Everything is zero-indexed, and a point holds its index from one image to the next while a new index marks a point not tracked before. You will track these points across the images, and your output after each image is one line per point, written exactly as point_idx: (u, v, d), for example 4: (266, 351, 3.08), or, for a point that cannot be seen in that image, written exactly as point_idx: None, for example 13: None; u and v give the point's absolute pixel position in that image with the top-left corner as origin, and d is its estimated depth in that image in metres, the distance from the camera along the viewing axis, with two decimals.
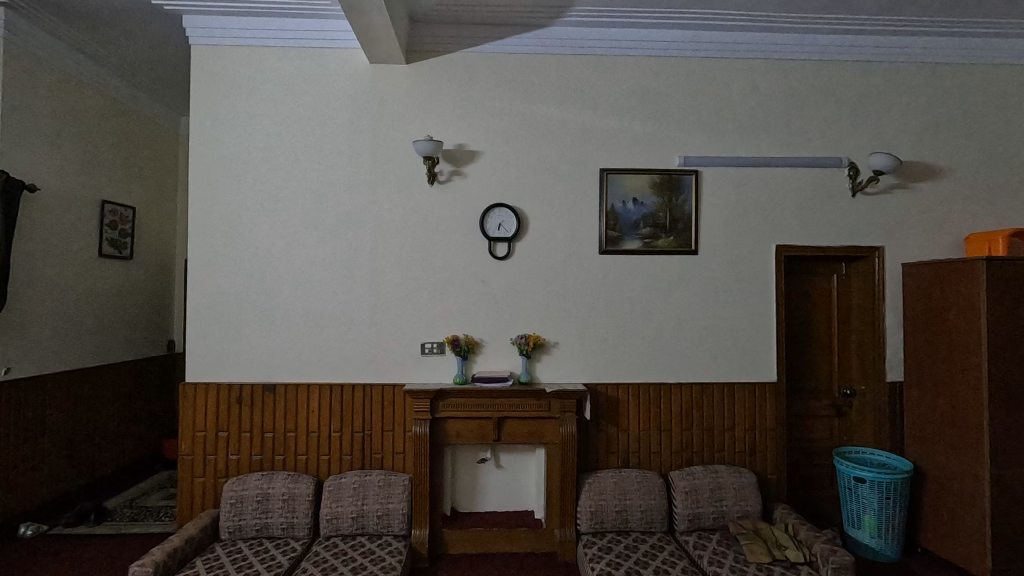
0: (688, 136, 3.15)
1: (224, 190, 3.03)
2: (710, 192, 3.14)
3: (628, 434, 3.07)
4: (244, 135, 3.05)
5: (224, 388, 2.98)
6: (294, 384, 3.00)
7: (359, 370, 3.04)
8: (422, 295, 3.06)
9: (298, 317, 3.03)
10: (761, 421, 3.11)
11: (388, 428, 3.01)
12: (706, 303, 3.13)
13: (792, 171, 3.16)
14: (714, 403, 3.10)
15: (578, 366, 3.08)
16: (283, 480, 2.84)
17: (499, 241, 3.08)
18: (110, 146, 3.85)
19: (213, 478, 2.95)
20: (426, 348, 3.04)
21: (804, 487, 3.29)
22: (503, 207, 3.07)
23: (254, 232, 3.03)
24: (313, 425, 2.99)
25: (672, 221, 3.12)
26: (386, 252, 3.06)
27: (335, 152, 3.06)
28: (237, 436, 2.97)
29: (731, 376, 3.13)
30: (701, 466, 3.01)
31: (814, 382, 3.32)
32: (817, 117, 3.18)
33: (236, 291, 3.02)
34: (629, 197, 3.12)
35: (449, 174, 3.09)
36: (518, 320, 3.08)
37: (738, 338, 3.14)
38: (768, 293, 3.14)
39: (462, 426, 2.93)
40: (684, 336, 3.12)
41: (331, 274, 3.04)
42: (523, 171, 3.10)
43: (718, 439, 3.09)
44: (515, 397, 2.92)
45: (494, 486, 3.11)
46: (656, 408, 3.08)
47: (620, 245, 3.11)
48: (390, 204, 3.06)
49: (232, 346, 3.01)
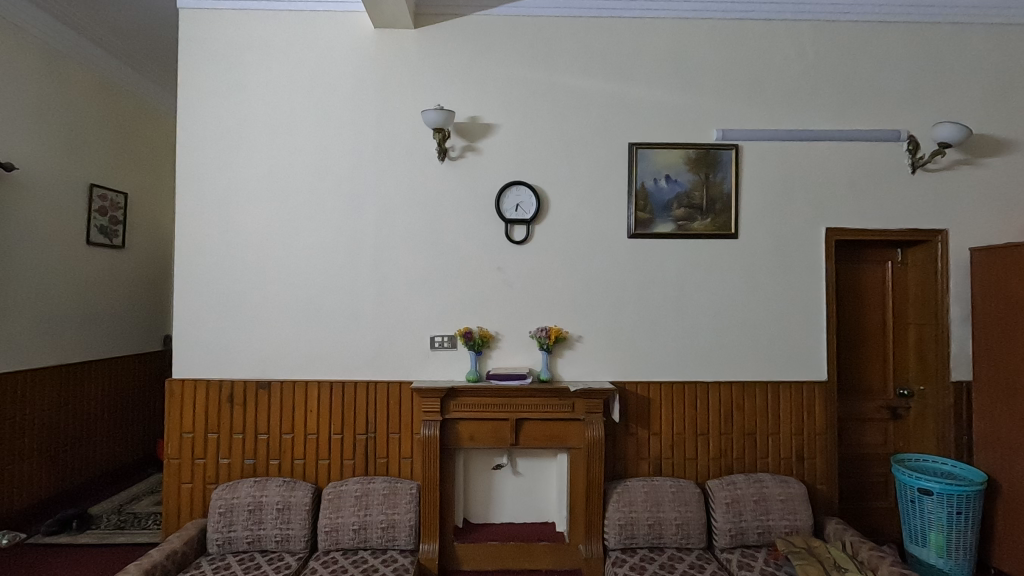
0: (727, 107, 2.83)
1: (215, 168, 2.76)
2: (751, 170, 2.82)
3: (660, 439, 2.75)
4: (236, 107, 2.77)
5: (214, 385, 2.71)
6: (290, 382, 2.73)
7: (362, 366, 2.75)
8: (431, 284, 2.77)
9: (296, 308, 2.75)
10: (809, 425, 2.78)
11: (394, 430, 2.72)
12: (747, 294, 2.81)
13: (844, 146, 2.83)
14: (756, 404, 2.77)
15: (604, 363, 2.78)
16: (277, 488, 2.57)
17: (517, 223, 2.78)
18: (99, 127, 3.61)
19: (202, 484, 2.68)
20: (436, 343, 2.75)
21: (857, 499, 2.94)
22: (522, 185, 2.77)
23: (248, 215, 2.76)
24: (312, 426, 2.71)
25: (709, 201, 2.80)
26: (393, 236, 2.77)
27: (336, 126, 2.78)
28: (228, 438, 2.70)
29: (775, 374, 2.80)
30: (743, 475, 2.69)
31: (866, 382, 2.98)
32: (871, 86, 2.84)
33: (228, 279, 2.74)
34: (660, 174, 2.80)
35: (461, 150, 2.79)
36: (537, 311, 2.78)
37: (783, 333, 2.81)
38: (817, 281, 2.81)
39: (476, 429, 2.63)
40: (722, 331, 2.80)
41: (333, 261, 2.76)
42: (543, 147, 2.80)
43: (762, 444, 2.77)
44: (535, 397, 2.62)
45: (511, 495, 2.81)
46: (692, 409, 2.76)
47: (651, 229, 2.79)
48: (397, 183, 2.78)
49: (224, 339, 2.74)
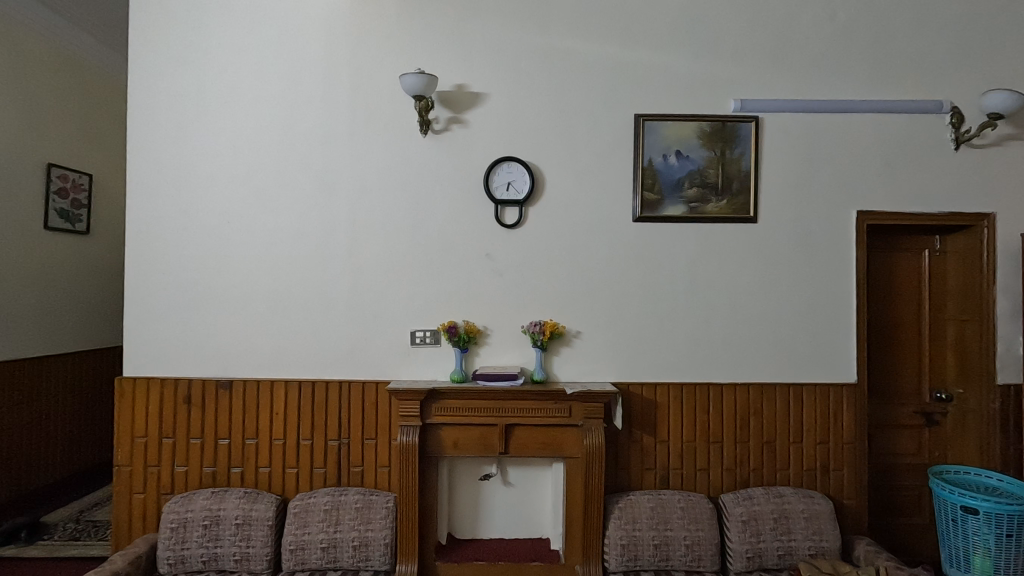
0: (746, 74, 2.51)
1: (171, 142, 2.47)
2: (772, 145, 2.50)
3: (668, 448, 2.45)
4: (196, 75, 2.48)
5: (169, 385, 2.42)
6: (254, 381, 2.44)
7: (335, 364, 2.46)
8: (412, 273, 2.47)
9: (261, 300, 2.46)
10: (836, 433, 2.47)
11: (370, 436, 2.43)
12: (767, 286, 2.49)
13: (877, 119, 2.51)
14: (777, 409, 2.47)
15: (605, 361, 2.47)
16: (237, 500, 2.29)
17: (508, 205, 2.47)
18: (60, 103, 3.30)
19: (156, 494, 2.41)
20: (416, 339, 2.45)
21: (888, 515, 2.63)
22: (513, 162, 2.47)
23: (208, 195, 2.46)
24: (279, 431, 2.43)
25: (725, 180, 2.48)
26: (368, 219, 2.47)
27: (307, 96, 2.48)
28: (185, 444, 2.42)
29: (798, 376, 2.49)
30: (761, 488, 2.40)
31: (899, 384, 2.66)
32: (909, 51, 2.51)
33: (186, 267, 2.46)
34: (670, 149, 2.49)
35: (446, 122, 2.49)
36: (530, 303, 2.48)
37: (807, 330, 2.50)
38: (847, 271, 2.49)
39: (460, 435, 2.34)
40: (738, 327, 2.49)
41: (302, 247, 2.46)
42: (538, 120, 2.49)
43: (782, 453, 2.46)
44: (527, 400, 2.33)
45: (501, 508, 2.51)
46: (704, 415, 2.46)
47: (659, 212, 2.48)
48: (374, 160, 2.47)
49: (181, 332, 2.45)
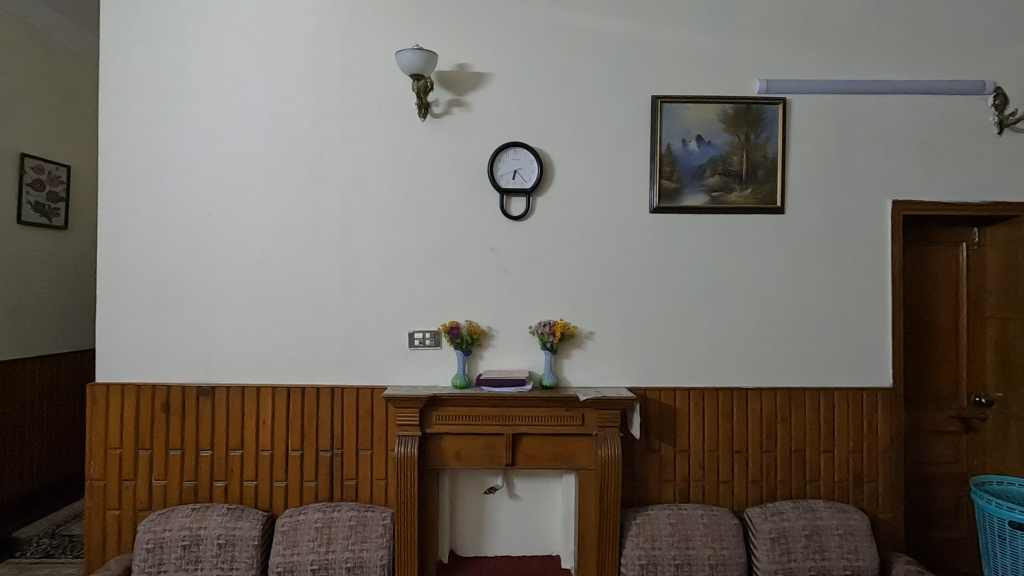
0: (772, 52, 2.31)
1: (147, 127, 2.27)
2: (800, 130, 2.31)
3: (688, 458, 2.26)
4: (174, 53, 2.27)
5: (146, 392, 2.23)
6: (238, 387, 2.24)
7: (326, 368, 2.27)
8: (410, 269, 2.27)
9: (246, 299, 2.26)
10: (869, 441, 2.29)
11: (366, 446, 2.23)
12: (795, 282, 2.30)
13: (915, 101, 2.31)
14: (806, 415, 2.28)
15: (620, 364, 2.28)
16: (220, 517, 2.10)
17: (514, 195, 2.27)
18: (34, 90, 3.10)
19: (132, 510, 2.21)
20: (415, 340, 2.26)
21: (923, 528, 2.45)
22: (520, 147, 2.27)
23: (188, 185, 2.26)
24: (266, 442, 2.23)
25: (749, 168, 2.29)
26: (361, 210, 2.27)
27: (295, 76, 2.27)
28: (164, 456, 2.22)
29: (828, 380, 2.30)
30: (789, 502, 2.20)
31: (934, 387, 2.47)
32: (948, 27, 2.32)
33: (164, 264, 2.26)
34: (690, 134, 2.29)
35: (446, 105, 2.29)
36: (538, 302, 2.28)
37: (838, 330, 2.30)
38: (882, 266, 2.30)
39: (463, 445, 2.15)
40: (764, 327, 2.30)
41: (290, 241, 2.26)
42: (546, 102, 2.29)
43: (811, 464, 2.27)
44: (536, 407, 2.14)
45: (507, 524, 2.32)
46: (728, 422, 2.27)
47: (678, 202, 2.28)
48: (368, 146, 2.27)
49: (158, 334, 2.25)
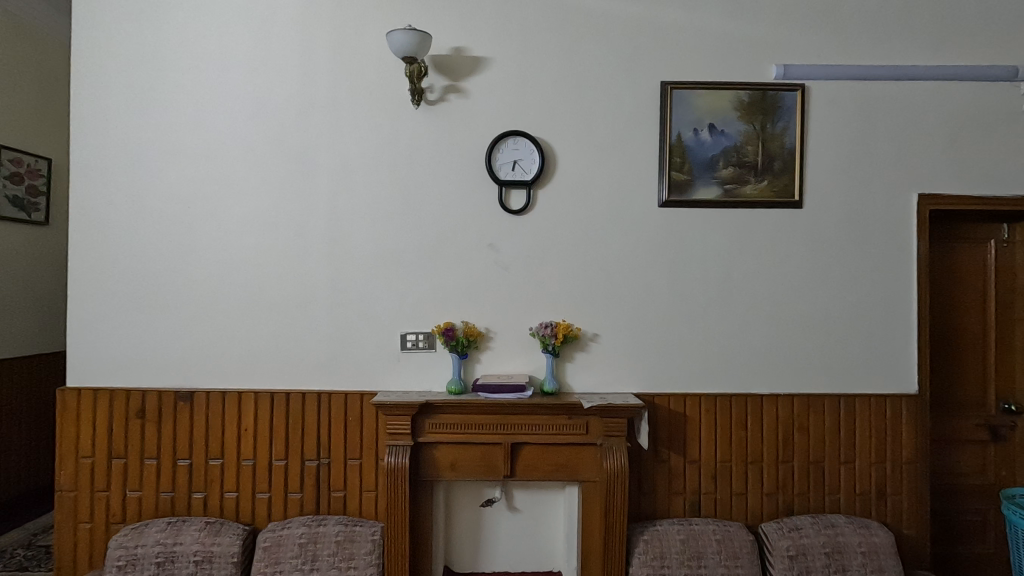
0: (790, 36, 2.16)
1: (122, 115, 2.12)
2: (820, 119, 2.16)
3: (699, 469, 2.12)
4: (151, 35, 2.13)
5: (120, 397, 2.08)
6: (219, 392, 2.10)
7: (313, 372, 2.12)
8: (402, 266, 2.13)
9: (227, 298, 2.12)
10: (892, 451, 2.14)
11: (355, 455, 2.09)
12: (814, 282, 2.15)
13: (942, 88, 2.16)
14: (826, 424, 2.13)
15: (627, 369, 2.14)
16: (197, 532, 1.95)
17: (514, 188, 2.13)
18: (10, 77, 2.94)
19: (104, 523, 2.07)
20: (408, 343, 2.11)
21: (948, 543, 2.30)
22: (520, 137, 2.12)
23: (166, 177, 2.12)
24: (248, 450, 2.09)
25: (765, 159, 2.14)
26: (351, 203, 2.13)
27: (280, 60, 2.13)
28: (139, 465, 2.08)
29: (849, 386, 2.15)
30: (808, 516, 2.06)
31: (961, 394, 2.31)
32: (979, 9, 2.17)
33: (140, 261, 2.11)
34: (702, 123, 2.14)
35: (441, 91, 2.14)
36: (539, 302, 2.14)
37: (861, 333, 2.16)
38: (907, 265, 2.15)
39: (459, 455, 2.00)
40: (781, 329, 2.15)
41: (275, 237, 2.12)
42: (549, 89, 2.14)
43: (830, 475, 2.13)
44: (536, 415, 1.99)
45: (506, 538, 2.17)
46: (741, 430, 2.12)
47: (689, 195, 2.14)
48: (357, 135, 2.13)
49: (133, 335, 2.11)
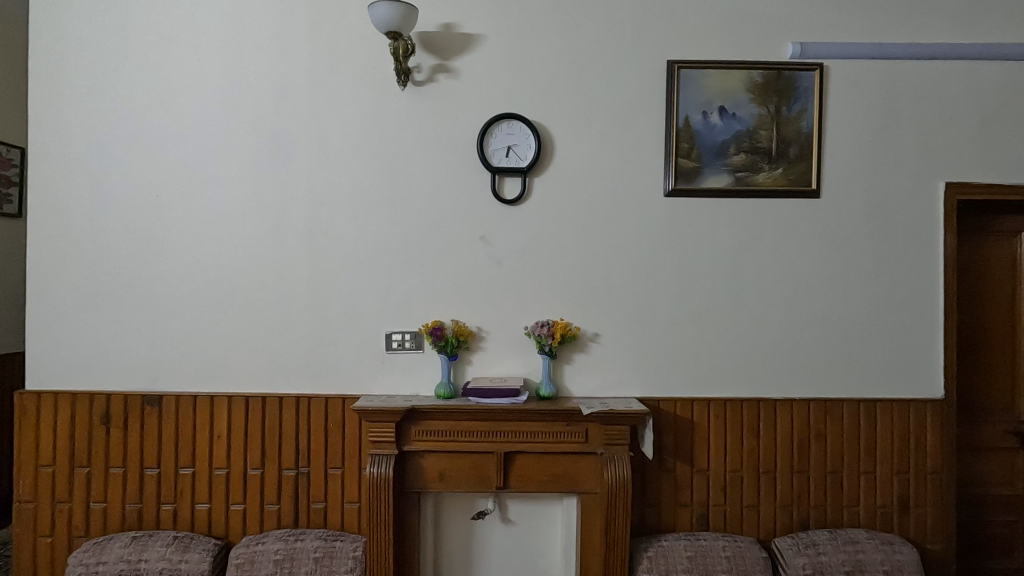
0: (808, 11, 1.99)
1: (86, 97, 1.96)
2: (840, 101, 2.00)
3: (707, 479, 1.96)
4: (118, 10, 1.97)
5: (83, 401, 1.93)
6: (189, 396, 1.95)
7: (290, 375, 1.97)
8: (387, 260, 1.97)
9: (198, 294, 1.96)
10: (916, 461, 1.98)
11: (336, 464, 1.94)
12: (832, 278, 1.99)
13: (972, 68, 1.99)
14: (844, 431, 1.98)
15: (630, 372, 1.98)
16: (163, 548, 1.80)
17: (508, 175, 1.97)
18: None
19: (66, 536, 1.92)
20: (393, 343, 1.96)
21: (972, 558, 2.14)
22: (515, 120, 1.96)
23: (133, 164, 1.96)
24: (220, 458, 1.94)
25: (780, 144, 1.98)
26: (332, 192, 1.97)
27: (255, 38, 1.97)
28: (103, 475, 1.93)
29: (869, 391, 2.00)
30: (824, 531, 1.91)
31: (988, 399, 2.15)
32: None
33: (105, 254, 1.96)
34: (711, 105, 1.98)
35: (430, 71, 1.98)
36: (535, 300, 1.98)
37: (882, 333, 2.00)
38: (932, 260, 1.99)
39: (448, 464, 1.85)
40: (795, 328, 1.99)
41: (250, 229, 1.96)
42: (546, 68, 1.98)
43: (849, 487, 1.97)
44: (531, 422, 1.84)
45: (498, 552, 2.02)
46: (753, 438, 1.97)
47: (697, 183, 1.98)
48: (339, 118, 1.97)
49: (98, 334, 1.96)
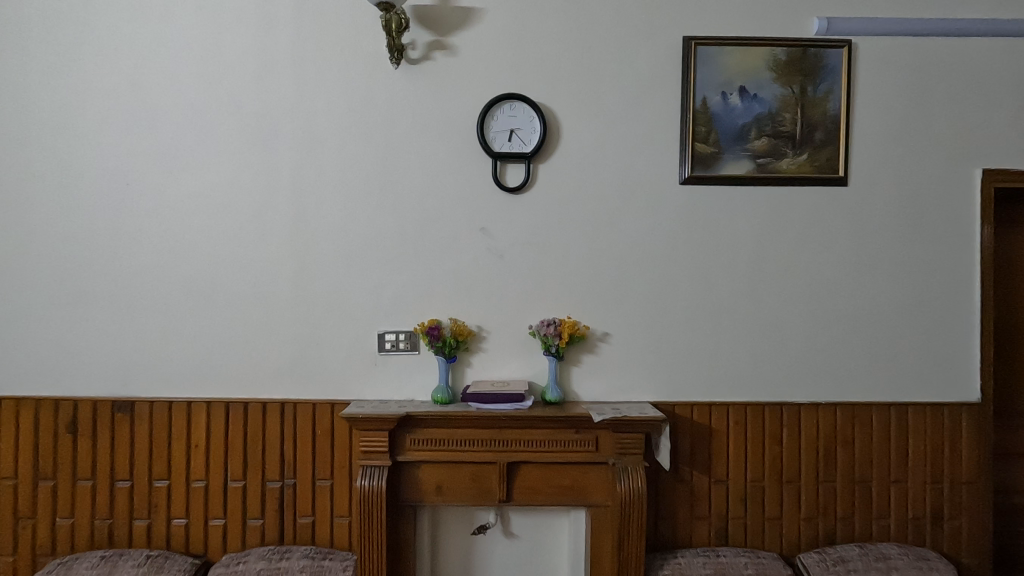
0: None
1: (50, 76, 1.80)
2: (869, 81, 1.85)
3: (726, 490, 1.82)
4: None
5: (48, 408, 1.78)
6: (164, 402, 1.79)
7: (275, 379, 1.81)
8: (379, 254, 1.82)
9: (173, 291, 1.80)
10: (950, 469, 1.84)
11: (325, 475, 1.79)
12: (860, 272, 1.85)
13: (1012, 45, 1.85)
14: (873, 438, 1.83)
15: (642, 374, 1.83)
16: (134, 568, 1.65)
17: (511, 162, 1.82)
18: None
19: (30, 555, 1.77)
20: (386, 344, 1.81)
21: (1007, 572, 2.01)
22: (518, 101, 1.81)
23: (102, 149, 1.80)
24: (198, 469, 1.78)
25: (805, 128, 1.83)
26: (319, 180, 1.81)
27: (234, 11, 1.80)
28: (70, 488, 1.77)
29: (900, 394, 1.85)
30: (854, 546, 1.76)
31: None
32: None
33: (71, 247, 1.80)
34: (730, 85, 1.82)
35: (425, 49, 1.82)
36: (540, 297, 1.83)
37: (914, 332, 1.85)
38: (968, 253, 1.85)
39: (446, 476, 1.70)
40: (821, 327, 1.85)
41: (231, 220, 1.81)
42: (551, 45, 1.82)
43: (878, 498, 1.83)
44: (537, 429, 1.69)
45: (501, 569, 1.87)
46: (776, 445, 1.82)
47: (715, 170, 1.82)
48: (327, 99, 1.81)
49: (65, 335, 1.80)
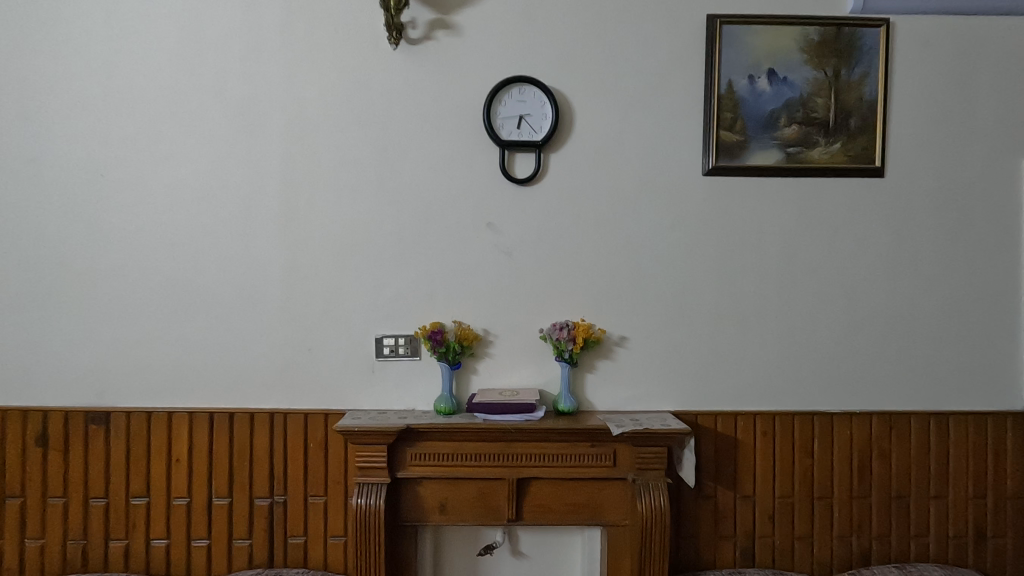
0: None
1: (16, 57, 1.65)
2: (908, 64, 1.70)
3: (753, 506, 1.68)
4: None
5: (16, 419, 1.63)
6: (143, 413, 1.64)
7: (264, 387, 1.67)
8: (377, 251, 1.67)
9: (152, 292, 1.66)
10: (994, 484, 1.70)
11: (318, 492, 1.64)
12: (897, 271, 1.71)
13: None
14: (911, 450, 1.70)
15: (662, 382, 1.69)
16: None
17: (519, 151, 1.67)
18: None
19: None
20: (385, 349, 1.67)
21: None
22: (528, 85, 1.66)
23: (75, 137, 1.65)
24: (180, 485, 1.64)
25: (839, 115, 1.69)
26: (312, 171, 1.66)
27: None
28: (40, 506, 1.63)
29: (939, 403, 1.72)
30: (891, 567, 1.63)
31: None
32: None
33: (41, 244, 1.65)
34: (758, 68, 1.68)
35: (427, 28, 1.67)
36: (552, 298, 1.68)
37: (954, 334, 1.71)
38: (1012, 250, 1.71)
39: (450, 493, 1.56)
40: (855, 330, 1.71)
41: (215, 214, 1.66)
42: (563, 25, 1.68)
43: (917, 515, 1.69)
44: (549, 443, 1.55)
45: None
46: (806, 458, 1.68)
47: (742, 160, 1.68)
48: (320, 83, 1.66)
49: (34, 340, 1.65)
